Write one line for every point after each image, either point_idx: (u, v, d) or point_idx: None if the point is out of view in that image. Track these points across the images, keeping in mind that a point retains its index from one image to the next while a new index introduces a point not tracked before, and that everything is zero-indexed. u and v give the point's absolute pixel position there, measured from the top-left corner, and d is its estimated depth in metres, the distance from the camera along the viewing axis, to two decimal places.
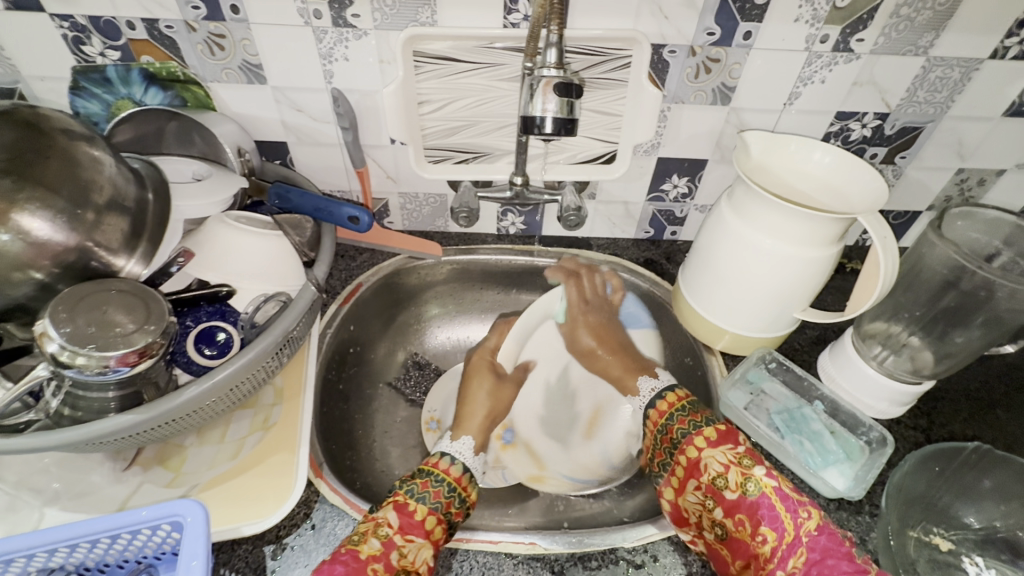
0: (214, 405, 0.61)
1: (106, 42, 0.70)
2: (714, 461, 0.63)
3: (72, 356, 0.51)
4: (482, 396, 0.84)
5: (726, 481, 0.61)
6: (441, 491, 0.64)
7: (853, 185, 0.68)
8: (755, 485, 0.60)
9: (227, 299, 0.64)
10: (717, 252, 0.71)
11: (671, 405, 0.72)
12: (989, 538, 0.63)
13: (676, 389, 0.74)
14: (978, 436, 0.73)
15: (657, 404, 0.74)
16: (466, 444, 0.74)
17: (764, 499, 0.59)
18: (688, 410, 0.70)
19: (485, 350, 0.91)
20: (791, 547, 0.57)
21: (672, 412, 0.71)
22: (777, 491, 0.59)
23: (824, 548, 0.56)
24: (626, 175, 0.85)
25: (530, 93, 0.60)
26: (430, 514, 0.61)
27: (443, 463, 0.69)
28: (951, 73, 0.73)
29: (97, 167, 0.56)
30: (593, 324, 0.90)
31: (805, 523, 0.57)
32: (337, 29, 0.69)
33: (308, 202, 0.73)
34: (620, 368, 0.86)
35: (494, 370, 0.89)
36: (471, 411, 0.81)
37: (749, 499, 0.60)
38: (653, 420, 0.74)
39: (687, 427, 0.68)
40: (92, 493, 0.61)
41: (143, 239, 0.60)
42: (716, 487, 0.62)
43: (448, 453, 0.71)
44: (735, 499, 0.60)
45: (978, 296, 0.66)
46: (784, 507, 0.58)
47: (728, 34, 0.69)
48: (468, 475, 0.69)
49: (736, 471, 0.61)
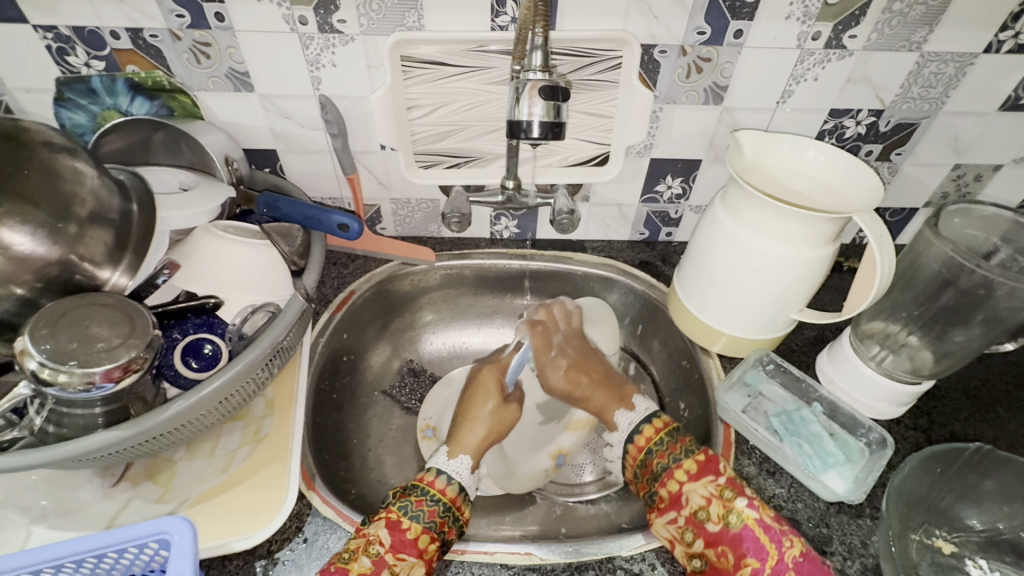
0: (203, 419, 0.60)
1: (90, 52, 0.69)
2: (694, 494, 0.61)
3: (53, 374, 0.50)
4: (484, 414, 0.76)
5: (707, 514, 0.60)
6: (436, 510, 0.61)
7: (848, 183, 0.67)
8: (737, 517, 0.59)
9: (214, 310, 0.63)
10: (713, 254, 0.70)
11: (648, 439, 0.68)
12: (993, 540, 0.62)
13: (654, 419, 0.69)
14: (980, 436, 0.72)
15: (635, 438, 0.69)
16: (463, 463, 0.68)
17: (747, 531, 0.58)
18: (667, 443, 0.66)
19: (498, 365, 0.82)
20: (776, 573, 0.56)
21: (652, 444, 0.67)
22: (758, 521, 0.58)
23: (808, 573, 0.56)
24: (619, 177, 0.85)
25: (516, 97, 0.60)
26: (423, 533, 0.59)
27: (431, 477, 0.65)
28: (946, 69, 0.72)
29: (79, 178, 0.55)
30: (567, 364, 0.81)
31: (789, 549, 0.57)
32: (323, 35, 0.68)
33: (297, 210, 0.72)
34: (602, 400, 0.77)
35: (502, 388, 0.79)
36: (469, 429, 0.73)
37: (731, 531, 0.59)
38: (630, 454, 0.69)
39: (666, 463, 0.65)
40: (80, 510, 0.60)
41: (128, 251, 0.59)
42: (698, 519, 0.60)
43: (445, 472, 0.66)
44: (717, 531, 0.59)
45: (977, 294, 0.65)
46: (768, 536, 0.58)
47: (718, 33, 0.68)
48: (463, 493, 0.65)
49: (718, 504, 0.60)
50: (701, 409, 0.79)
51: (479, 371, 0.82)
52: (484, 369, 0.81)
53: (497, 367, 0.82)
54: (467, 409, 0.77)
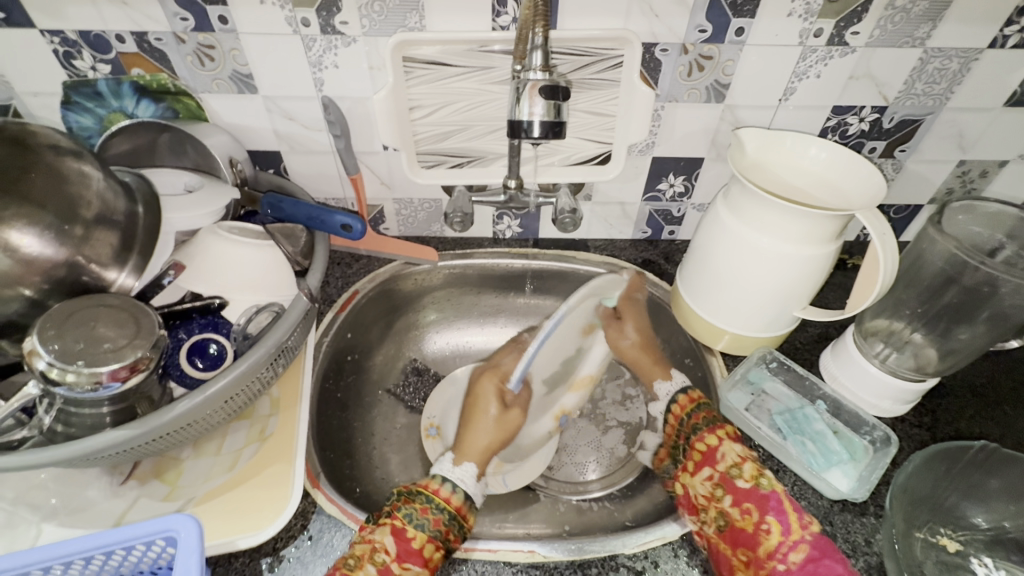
0: (209, 417, 0.61)
1: (96, 56, 0.70)
2: (731, 451, 0.64)
3: (61, 373, 0.50)
4: (485, 424, 0.76)
5: (740, 472, 0.63)
6: (441, 518, 0.61)
7: (851, 180, 0.67)
8: (768, 480, 0.61)
9: (219, 311, 0.63)
10: (716, 252, 0.69)
11: (691, 402, 0.73)
12: (999, 538, 0.61)
13: (692, 391, 0.74)
14: (986, 434, 0.71)
15: (680, 399, 0.74)
16: (468, 470, 0.68)
17: (776, 494, 0.60)
18: (709, 408, 0.71)
19: (496, 372, 0.81)
20: (794, 544, 0.57)
21: (693, 406, 0.72)
22: (787, 491, 0.61)
23: (823, 548, 0.56)
24: (621, 176, 0.85)
25: (516, 97, 0.60)
26: (428, 541, 0.59)
27: (435, 486, 0.65)
28: (950, 65, 0.71)
29: (85, 181, 0.56)
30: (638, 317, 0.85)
31: (810, 523, 0.58)
32: (325, 37, 0.68)
33: (301, 210, 0.73)
34: (651, 360, 0.81)
35: (500, 394, 0.79)
36: (471, 438, 0.73)
37: (760, 491, 0.60)
38: (673, 415, 0.73)
39: (707, 422, 0.69)
40: (88, 508, 0.61)
41: (134, 253, 0.60)
42: (729, 476, 0.63)
43: (449, 480, 0.67)
44: (747, 489, 0.61)
45: (981, 291, 0.65)
46: (793, 506, 0.59)
47: (720, 31, 0.68)
48: (468, 502, 0.66)
49: (752, 465, 0.63)
50: None
51: (479, 380, 0.81)
52: (483, 376, 0.81)
53: (496, 373, 0.81)
54: (471, 415, 0.77)
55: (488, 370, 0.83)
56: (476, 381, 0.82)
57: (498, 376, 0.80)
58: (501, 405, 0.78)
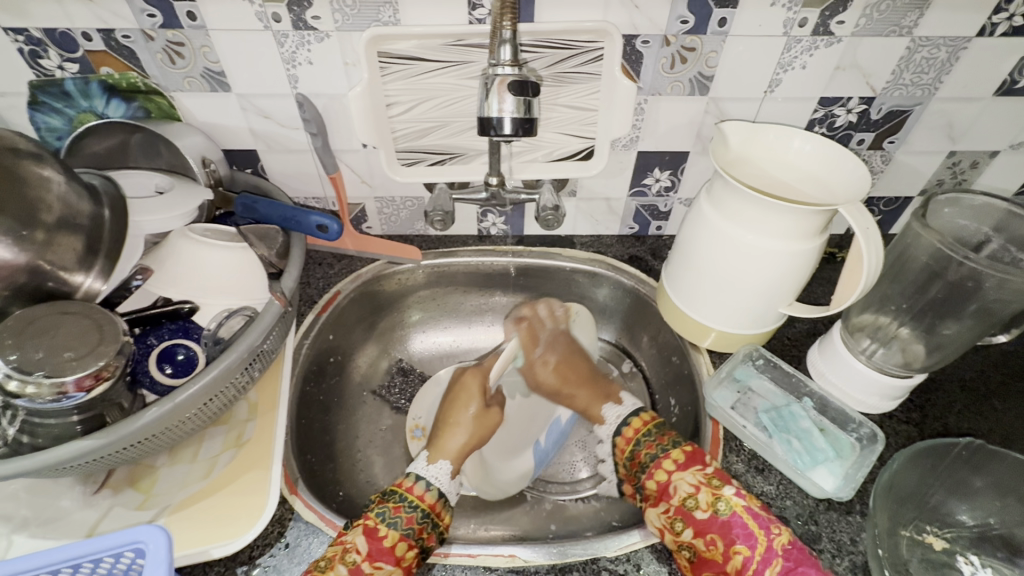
0: (183, 425, 0.60)
1: (63, 55, 0.68)
2: (683, 482, 0.62)
3: (21, 385, 0.50)
4: (465, 419, 0.75)
5: (696, 502, 0.60)
6: (414, 516, 0.61)
7: (836, 173, 0.65)
8: (725, 504, 0.59)
9: (190, 316, 0.62)
10: (700, 248, 0.68)
11: (637, 431, 0.71)
12: (985, 536, 0.61)
13: (643, 413, 0.72)
14: (975, 429, 0.70)
15: (623, 431, 0.72)
16: (443, 468, 0.68)
17: (736, 517, 0.58)
18: (655, 435, 0.69)
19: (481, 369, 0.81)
20: (766, 559, 0.56)
21: (636, 439, 0.70)
22: (747, 509, 0.59)
23: (796, 558, 0.55)
24: (606, 171, 0.83)
25: (485, 92, 0.58)
26: (400, 540, 0.58)
27: (409, 483, 0.65)
28: (937, 53, 0.70)
29: (46, 185, 0.56)
30: (555, 362, 0.83)
31: (776, 535, 0.57)
32: (297, 32, 0.66)
33: (276, 211, 0.71)
34: (589, 397, 0.79)
35: (485, 392, 0.79)
36: (451, 434, 0.73)
37: (720, 518, 0.59)
38: (619, 446, 0.72)
39: (654, 453, 0.66)
40: (61, 518, 0.59)
41: (100, 256, 0.59)
42: (686, 509, 0.60)
43: (423, 478, 0.66)
44: (706, 519, 0.59)
45: (966, 286, 0.64)
46: (756, 523, 0.58)
47: (702, 21, 0.66)
48: (443, 499, 0.65)
49: (706, 491, 0.60)
50: (690, 407, 0.78)
51: (462, 375, 0.82)
52: (467, 374, 0.81)
53: (479, 371, 0.82)
54: (449, 414, 0.77)
55: (472, 369, 0.83)
56: (460, 377, 0.83)
57: (481, 374, 0.81)
58: (483, 402, 0.78)
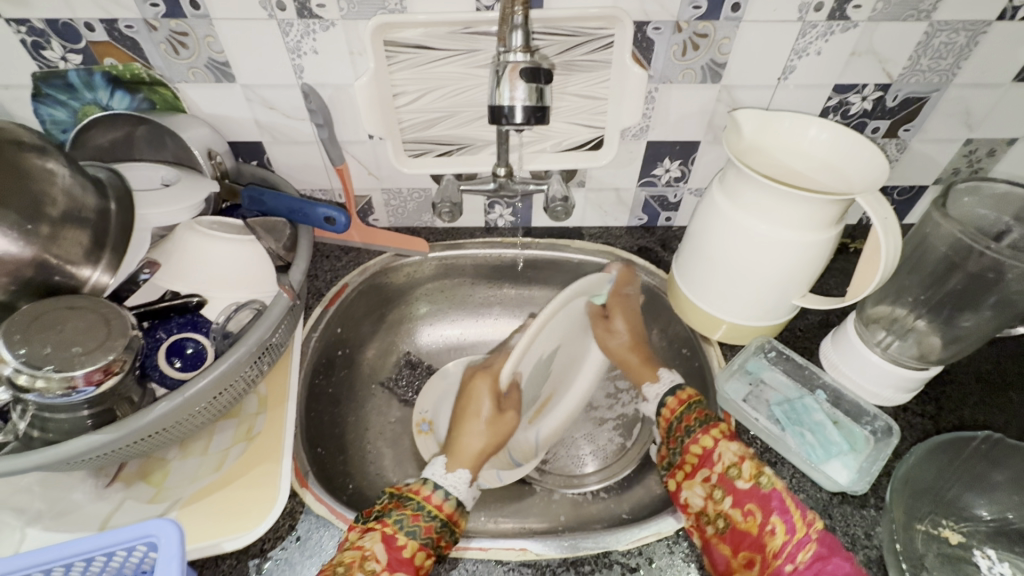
0: (193, 419, 0.60)
1: (66, 46, 0.67)
2: (728, 451, 0.62)
3: (31, 379, 0.50)
4: (476, 426, 0.75)
5: (739, 472, 0.60)
6: (433, 526, 0.60)
7: (854, 162, 0.64)
8: (768, 479, 0.59)
9: (197, 309, 0.62)
10: (713, 240, 0.67)
11: (683, 400, 0.70)
12: (1002, 530, 0.60)
13: (679, 391, 0.71)
14: (991, 421, 0.70)
15: (668, 400, 0.71)
16: (461, 476, 0.67)
17: (777, 493, 0.58)
18: (702, 405, 0.68)
19: (489, 372, 0.79)
20: (800, 542, 0.55)
21: (685, 407, 0.69)
22: (787, 488, 0.59)
23: (831, 545, 0.55)
24: (616, 161, 0.82)
25: (496, 80, 0.57)
26: (419, 550, 0.58)
27: (428, 491, 0.63)
28: (957, 38, 0.68)
29: (50, 178, 0.55)
30: (626, 316, 0.85)
31: (814, 520, 0.57)
32: (302, 21, 0.65)
33: (282, 203, 0.70)
34: (641, 360, 0.81)
35: (496, 394, 0.78)
36: (465, 443, 0.73)
37: (761, 491, 0.58)
38: (664, 415, 0.70)
39: (700, 421, 0.66)
40: (73, 511, 0.60)
41: (106, 250, 0.59)
42: (728, 477, 0.60)
43: (441, 486, 0.64)
44: (747, 489, 0.59)
45: (987, 277, 0.63)
46: (795, 503, 0.57)
47: (715, 7, 0.65)
48: (460, 508, 0.64)
49: (751, 463, 0.60)
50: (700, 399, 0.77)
51: (472, 378, 0.81)
52: (477, 377, 0.80)
53: (488, 374, 0.80)
54: (463, 421, 0.77)
55: (481, 371, 0.81)
56: (470, 381, 0.82)
57: (490, 375, 0.79)
58: (496, 406, 0.77)
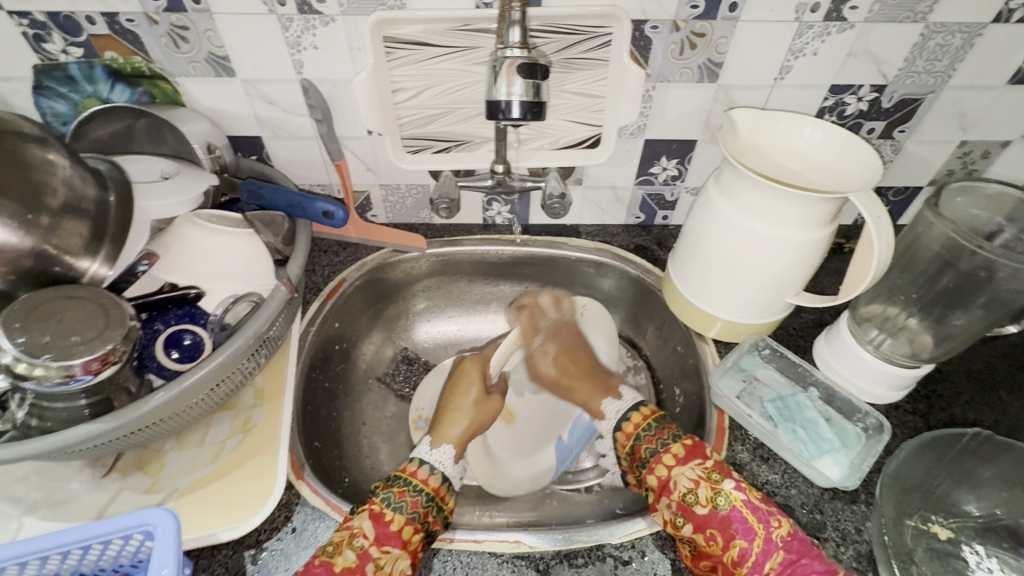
0: (193, 409, 0.60)
1: (67, 39, 0.67)
2: (683, 477, 0.61)
3: (30, 367, 0.50)
4: (465, 406, 0.76)
5: (695, 498, 0.60)
6: (419, 500, 0.61)
7: (847, 162, 0.64)
8: (725, 498, 0.59)
9: (196, 301, 0.63)
10: (708, 238, 0.67)
11: (637, 426, 0.70)
12: (990, 526, 0.61)
13: (643, 408, 0.72)
14: (981, 420, 0.70)
15: (623, 426, 0.72)
16: (446, 452, 0.68)
17: (736, 512, 0.58)
18: (655, 429, 0.68)
19: (482, 359, 0.84)
20: (766, 551, 0.56)
21: (638, 433, 0.69)
22: (746, 502, 0.58)
23: (797, 550, 0.55)
24: (613, 159, 0.82)
25: (494, 75, 0.58)
26: (406, 524, 0.59)
27: (413, 468, 0.65)
28: (952, 40, 0.68)
29: (50, 168, 0.56)
30: (556, 350, 0.84)
31: (777, 527, 0.57)
32: (302, 16, 0.66)
33: (281, 197, 0.70)
34: (586, 391, 0.80)
35: (484, 377, 0.81)
36: (453, 418, 0.74)
37: (720, 513, 0.58)
38: (619, 444, 0.71)
39: (654, 448, 0.66)
40: (71, 501, 0.60)
41: (106, 242, 0.60)
42: (686, 504, 0.60)
43: (427, 462, 0.67)
44: (706, 514, 0.59)
45: (978, 277, 0.64)
46: (755, 516, 0.57)
47: (712, 7, 0.65)
48: (446, 484, 0.66)
49: (706, 486, 0.60)
50: (695, 396, 0.77)
51: (462, 363, 0.84)
52: (467, 360, 0.83)
53: (479, 359, 0.84)
54: (450, 400, 0.78)
55: (471, 356, 0.85)
56: (461, 364, 0.85)
57: (480, 361, 0.83)
58: (483, 387, 0.80)
